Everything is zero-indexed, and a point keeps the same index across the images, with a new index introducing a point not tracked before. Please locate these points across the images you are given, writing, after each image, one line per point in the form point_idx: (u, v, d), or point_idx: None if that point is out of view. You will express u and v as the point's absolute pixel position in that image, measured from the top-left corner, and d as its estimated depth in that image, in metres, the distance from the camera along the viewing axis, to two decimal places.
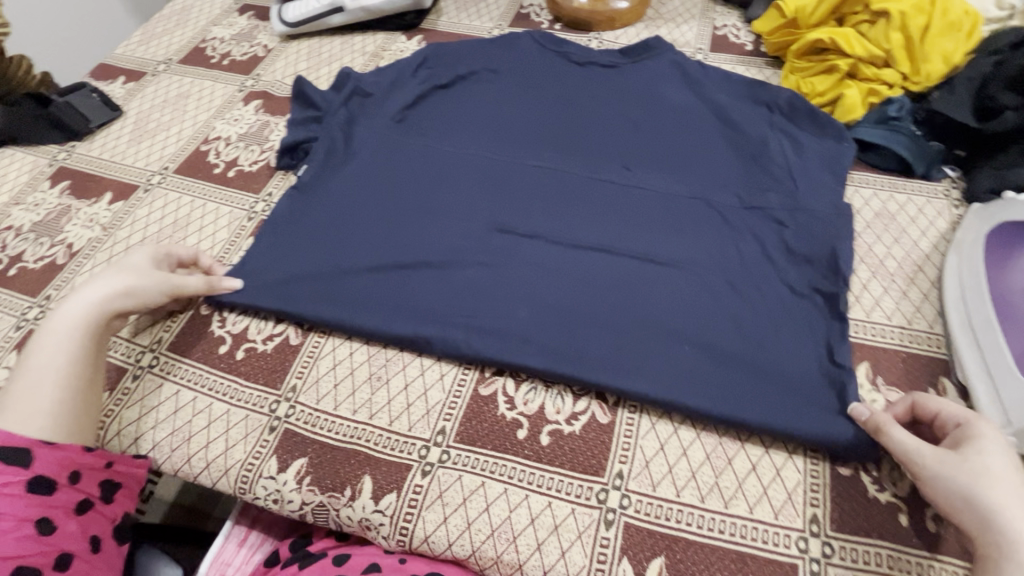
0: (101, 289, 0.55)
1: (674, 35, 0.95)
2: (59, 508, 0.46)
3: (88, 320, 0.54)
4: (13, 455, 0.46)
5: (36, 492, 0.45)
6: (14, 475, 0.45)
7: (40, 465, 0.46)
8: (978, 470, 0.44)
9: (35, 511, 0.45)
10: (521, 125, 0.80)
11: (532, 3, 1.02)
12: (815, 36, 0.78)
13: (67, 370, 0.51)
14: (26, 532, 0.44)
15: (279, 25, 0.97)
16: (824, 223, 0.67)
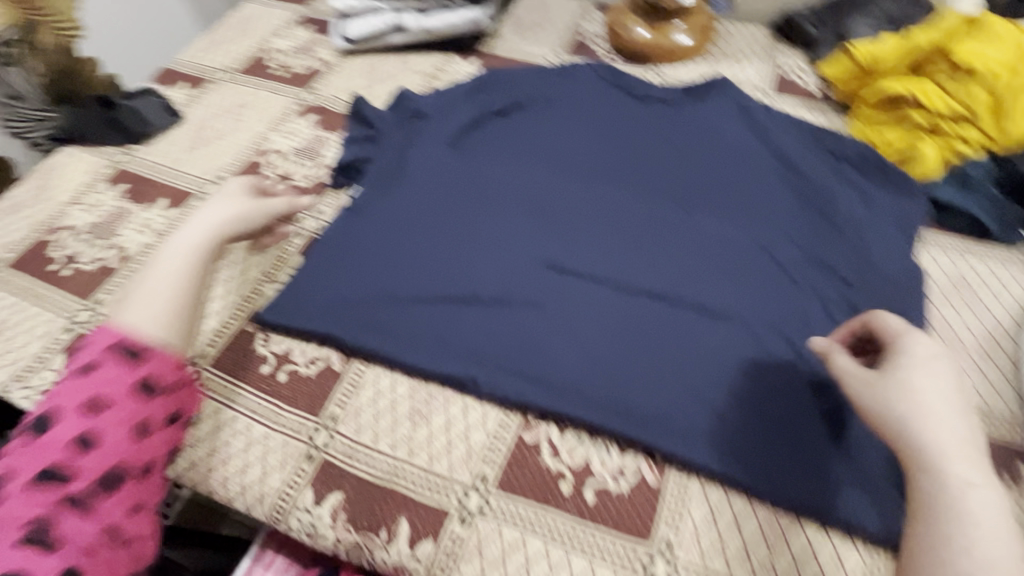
0: (206, 217, 0.61)
1: (736, 73, 0.93)
2: (152, 417, 0.51)
3: (199, 240, 0.59)
4: (130, 354, 0.51)
5: (141, 396, 0.50)
6: (125, 374, 0.50)
7: (151, 370, 0.51)
8: (936, 428, 0.42)
9: (134, 413, 0.50)
10: (576, 158, 0.79)
11: (592, 33, 1.02)
12: (891, 87, 0.74)
13: (179, 281, 0.56)
14: (121, 432, 0.49)
15: (340, 41, 0.98)
16: (892, 289, 0.64)
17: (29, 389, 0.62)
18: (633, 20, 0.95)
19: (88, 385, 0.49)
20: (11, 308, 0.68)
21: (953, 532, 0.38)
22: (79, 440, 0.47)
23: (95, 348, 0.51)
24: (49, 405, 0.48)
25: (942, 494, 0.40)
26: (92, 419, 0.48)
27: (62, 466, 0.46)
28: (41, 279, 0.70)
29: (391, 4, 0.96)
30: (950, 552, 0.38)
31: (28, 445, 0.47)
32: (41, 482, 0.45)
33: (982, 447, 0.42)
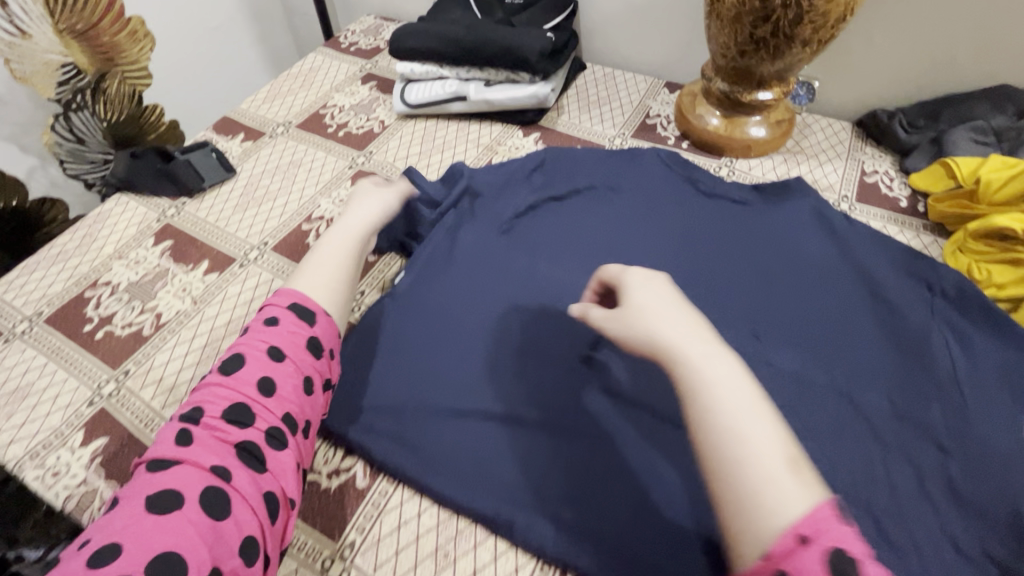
0: (365, 208, 0.70)
1: (816, 174, 0.86)
2: (316, 379, 0.55)
3: (356, 227, 0.68)
4: (305, 315, 0.57)
5: (312, 354, 0.55)
6: (302, 331, 0.56)
7: (319, 332, 0.57)
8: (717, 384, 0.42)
9: (304, 369, 0.54)
10: (636, 260, 0.74)
11: (660, 113, 0.97)
12: (999, 220, 0.66)
13: (345, 258, 0.65)
14: (295, 383, 0.53)
15: (399, 104, 0.96)
16: (996, 463, 0.56)
17: (42, 469, 0.58)
18: (706, 108, 0.90)
19: (269, 338, 0.54)
20: (38, 370, 0.66)
21: (707, 402, 0.41)
22: (261, 384, 0.51)
23: (277, 307, 0.57)
24: (234, 353, 0.53)
25: (687, 377, 0.43)
26: (272, 366, 0.52)
27: (246, 407, 0.50)
28: (74, 340, 0.69)
29: (453, 70, 0.93)
30: (712, 426, 0.40)
31: (216, 389, 0.51)
32: (227, 421, 0.49)
33: (697, 317, 0.47)
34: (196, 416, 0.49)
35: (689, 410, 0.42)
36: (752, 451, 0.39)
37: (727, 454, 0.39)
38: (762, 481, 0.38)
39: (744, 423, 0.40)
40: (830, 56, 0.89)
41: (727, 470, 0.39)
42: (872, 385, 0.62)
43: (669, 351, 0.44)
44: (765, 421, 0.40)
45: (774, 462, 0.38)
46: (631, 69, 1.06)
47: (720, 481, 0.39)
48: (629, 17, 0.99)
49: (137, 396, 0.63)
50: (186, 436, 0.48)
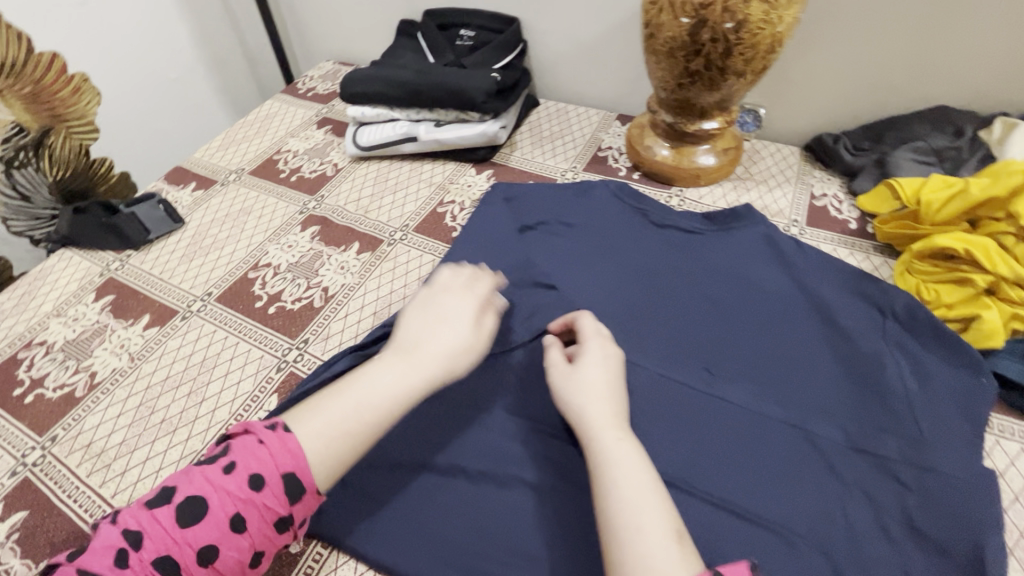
0: (419, 357, 0.56)
1: (765, 200, 0.86)
2: (267, 552, 0.47)
3: (408, 380, 0.54)
4: (291, 490, 0.47)
5: (274, 529, 0.47)
6: (276, 507, 0.46)
7: (297, 511, 0.48)
8: (625, 461, 0.50)
9: (257, 543, 0.46)
10: (586, 295, 0.73)
11: (611, 146, 0.98)
12: (941, 241, 0.66)
13: (375, 421, 0.52)
14: (238, 561, 0.45)
15: (351, 147, 0.96)
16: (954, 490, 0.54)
17: None
18: (654, 139, 0.90)
19: (243, 498, 0.46)
20: None
21: (612, 478, 0.48)
22: (206, 552, 0.44)
23: (268, 458, 0.47)
24: (201, 495, 0.45)
25: (599, 452, 0.51)
26: (226, 537, 0.45)
27: (180, 563, 0.43)
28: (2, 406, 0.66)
29: (404, 112, 0.94)
30: (614, 494, 0.47)
31: (166, 524, 0.44)
32: (154, 575, 0.43)
33: (621, 408, 0.56)
34: (134, 544, 0.43)
35: (595, 481, 0.50)
36: (640, 524, 0.45)
37: (618, 521, 0.45)
38: (645, 550, 0.43)
39: (640, 499, 0.46)
40: (773, 86, 0.91)
41: (621, 532, 0.45)
42: (826, 415, 0.60)
43: (592, 433, 0.53)
44: (658, 501, 0.47)
45: (657, 537, 0.44)
46: (584, 103, 1.08)
47: (612, 543, 0.45)
48: (576, 54, 1.01)
49: (63, 463, 0.61)
50: (118, 559, 0.43)
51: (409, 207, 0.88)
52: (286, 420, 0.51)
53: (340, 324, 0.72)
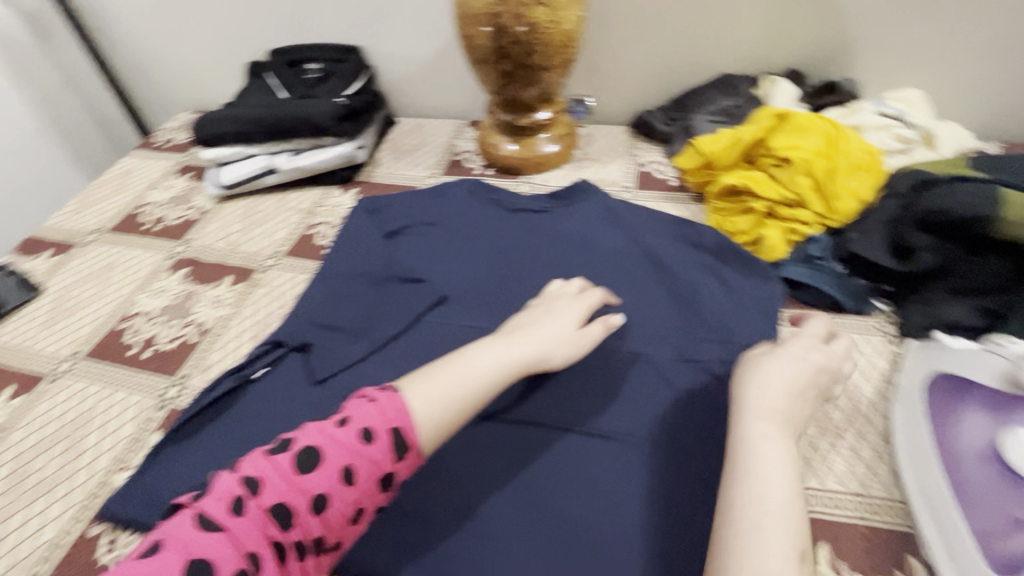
0: (539, 336, 0.59)
1: (602, 174, 0.98)
2: (369, 509, 0.48)
3: (520, 358, 0.57)
4: (399, 447, 0.49)
5: (379, 487, 0.48)
6: (383, 462, 0.48)
7: (401, 468, 0.49)
8: (771, 463, 0.47)
9: (352, 503, 0.47)
10: (453, 283, 0.80)
11: (466, 149, 1.06)
12: (726, 181, 0.80)
13: (471, 395, 0.53)
14: (343, 514, 0.47)
15: (214, 188, 0.98)
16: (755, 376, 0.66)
17: None
18: (498, 137, 1.00)
19: (352, 449, 0.48)
20: None
21: (759, 470, 0.47)
22: (317, 501, 0.46)
23: (378, 415, 0.49)
24: (318, 446, 0.47)
25: (746, 439, 0.49)
26: (337, 488, 0.47)
27: (290, 510, 0.45)
28: None
29: (260, 146, 0.97)
30: (740, 490, 0.46)
31: (286, 470, 0.46)
32: (269, 520, 0.45)
33: (800, 407, 0.53)
34: (251, 492, 0.45)
35: (731, 467, 0.48)
36: (760, 527, 0.43)
37: (743, 519, 0.44)
38: (763, 555, 0.42)
39: (777, 505, 0.45)
40: (593, 76, 1.04)
41: (749, 527, 0.44)
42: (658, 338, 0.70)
43: (744, 416, 0.51)
44: (795, 517, 0.44)
45: (781, 545, 0.42)
46: (439, 115, 1.16)
47: (724, 529, 0.45)
48: (420, 73, 1.09)
49: None
50: (233, 507, 0.44)
51: (279, 234, 0.92)
52: (398, 384, 0.53)
53: (219, 353, 0.75)
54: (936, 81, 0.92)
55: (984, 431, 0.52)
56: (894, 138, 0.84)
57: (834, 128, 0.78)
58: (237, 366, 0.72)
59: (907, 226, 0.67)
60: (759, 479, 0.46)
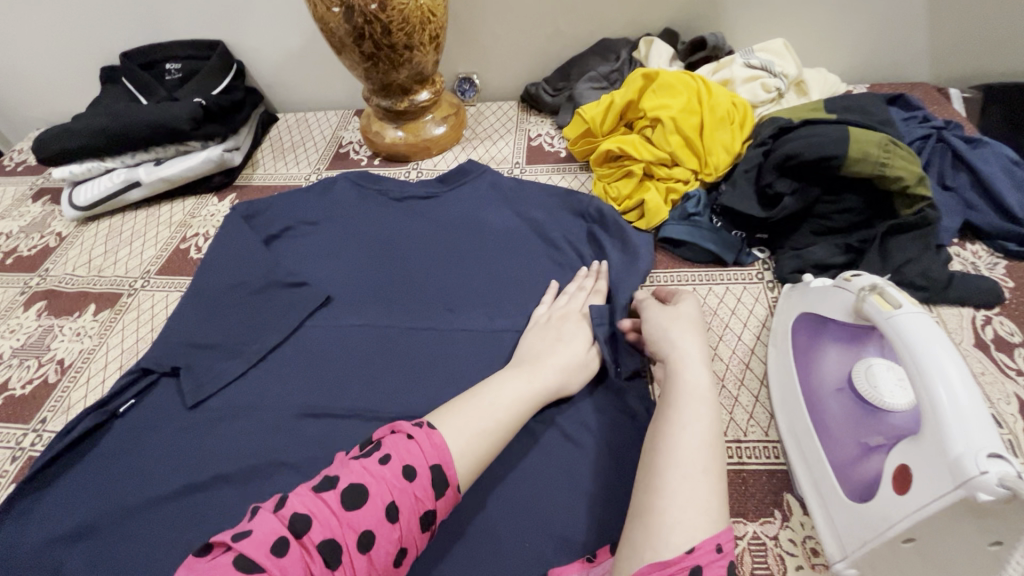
0: (559, 363, 0.61)
1: (491, 152, 0.96)
2: (410, 551, 0.46)
3: (542, 387, 0.58)
4: (438, 484, 0.48)
5: (420, 526, 0.46)
6: (424, 500, 0.47)
7: (440, 505, 0.48)
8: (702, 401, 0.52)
9: (396, 543, 0.45)
10: (338, 282, 0.77)
11: (351, 140, 1.01)
12: (604, 147, 0.80)
13: (501, 426, 0.53)
14: (387, 556, 0.44)
15: (71, 210, 0.90)
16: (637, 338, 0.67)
17: None
18: (381, 125, 0.96)
19: (397, 486, 0.46)
20: None
21: (693, 417, 0.50)
22: (363, 539, 0.43)
23: (419, 452, 0.48)
24: (362, 483, 0.45)
25: (686, 388, 0.53)
26: (381, 525, 0.44)
27: (337, 548, 0.42)
28: None
29: (116, 159, 0.90)
30: (672, 433, 0.49)
31: (333, 507, 0.44)
32: (318, 560, 0.41)
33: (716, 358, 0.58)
34: (301, 529, 0.42)
35: (667, 416, 0.51)
36: (688, 467, 0.47)
37: (678, 463, 0.47)
38: (700, 496, 0.45)
39: (706, 444, 0.49)
40: (474, 52, 1.01)
41: (686, 470, 0.47)
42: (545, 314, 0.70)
43: (678, 368, 0.55)
44: (720, 459, 0.48)
45: (715, 488, 0.46)
46: (323, 107, 1.10)
47: (654, 475, 0.48)
48: (293, 63, 1.03)
49: None
50: (277, 547, 0.41)
51: (149, 252, 0.85)
52: (430, 420, 0.52)
53: (82, 390, 0.69)
54: (800, 31, 0.95)
55: (841, 364, 0.54)
56: (763, 89, 0.85)
57: (701, 84, 0.79)
58: (98, 400, 0.66)
59: (768, 172, 0.69)
60: (690, 421, 0.50)
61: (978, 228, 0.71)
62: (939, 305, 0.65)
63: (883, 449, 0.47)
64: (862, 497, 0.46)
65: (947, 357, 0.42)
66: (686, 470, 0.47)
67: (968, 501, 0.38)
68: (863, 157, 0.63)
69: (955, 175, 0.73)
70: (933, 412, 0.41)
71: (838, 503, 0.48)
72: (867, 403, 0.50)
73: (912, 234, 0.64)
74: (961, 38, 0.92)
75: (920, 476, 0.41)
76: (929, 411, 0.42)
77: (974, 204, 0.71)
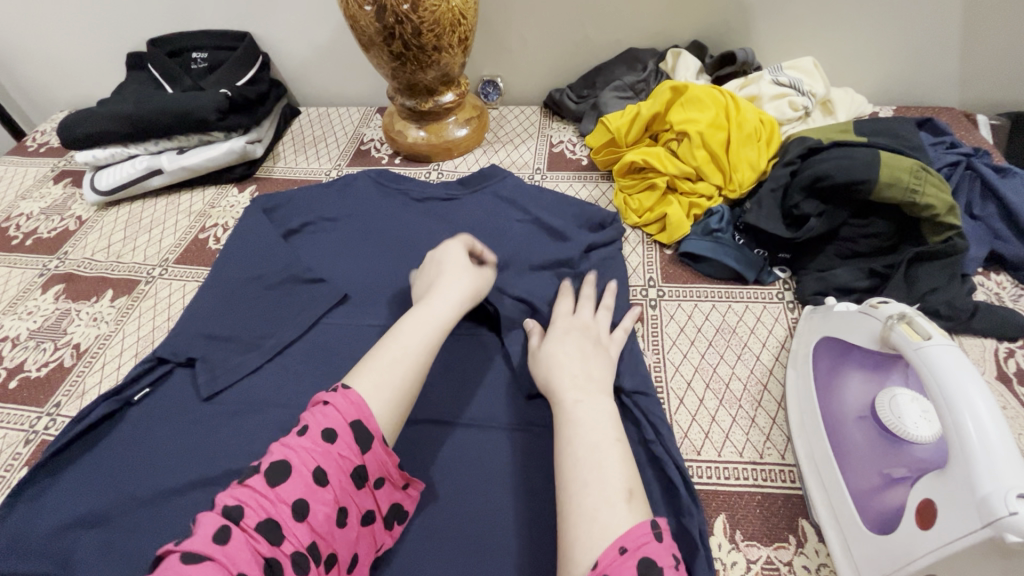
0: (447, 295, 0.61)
1: (512, 156, 0.96)
2: (352, 509, 0.46)
3: (439, 319, 0.59)
4: (363, 438, 0.46)
5: (353, 483, 0.46)
6: (350, 455, 0.46)
7: (369, 460, 0.47)
8: (582, 418, 0.51)
9: (333, 506, 0.44)
10: (356, 279, 0.77)
11: (373, 138, 1.01)
12: (628, 159, 0.79)
13: None
14: (329, 515, 0.44)
15: (91, 194, 0.90)
16: (649, 352, 0.67)
17: None
18: (404, 124, 0.96)
19: (319, 451, 0.44)
20: None
21: (574, 433, 0.50)
22: (300, 507, 0.42)
23: (336, 415, 0.46)
24: (283, 458, 0.44)
25: (564, 412, 0.52)
26: (313, 491, 0.43)
27: (276, 528, 0.41)
28: None
29: (140, 146, 0.90)
30: (569, 452, 0.49)
31: (262, 489, 0.42)
32: (261, 540, 0.40)
33: (597, 373, 0.56)
34: (236, 518, 0.41)
35: (556, 442, 0.51)
36: (588, 480, 0.46)
37: (575, 475, 0.47)
38: (589, 506, 0.44)
39: (598, 454, 0.48)
40: (500, 56, 1.01)
41: (571, 489, 0.46)
42: None
43: (555, 396, 0.54)
44: (616, 462, 0.47)
45: (609, 490, 0.45)
46: (346, 102, 1.10)
47: (564, 497, 0.46)
48: (319, 58, 1.03)
49: None
50: (218, 538, 0.39)
51: (167, 241, 0.85)
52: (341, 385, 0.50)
53: (97, 376, 0.69)
54: (829, 48, 0.94)
55: (866, 391, 0.54)
56: (791, 106, 0.85)
57: (729, 100, 0.79)
58: (112, 388, 0.66)
59: (796, 192, 0.69)
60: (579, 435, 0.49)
61: (1004, 258, 0.70)
62: (961, 335, 0.65)
63: (908, 481, 0.47)
64: (884, 529, 0.46)
65: (975, 390, 0.42)
66: (586, 483, 0.46)
67: (996, 542, 0.37)
68: (895, 182, 0.63)
69: (984, 205, 0.72)
70: (961, 445, 0.41)
71: (858, 532, 0.48)
72: (891, 433, 0.49)
73: (941, 262, 0.64)
74: (993, 67, 0.91)
75: (945, 512, 0.41)
76: (957, 444, 0.41)
77: (1001, 235, 0.70)
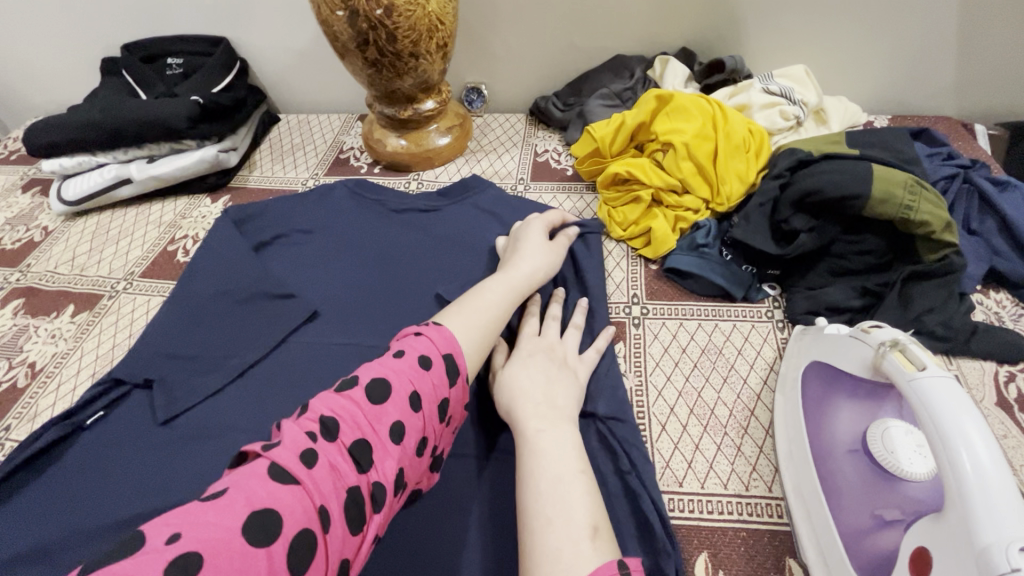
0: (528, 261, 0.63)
1: (496, 165, 0.93)
2: (432, 442, 0.46)
3: (513, 288, 0.60)
4: (451, 370, 0.49)
5: (439, 415, 0.47)
6: (439, 385, 0.47)
7: (454, 394, 0.48)
8: (543, 449, 0.47)
9: (418, 432, 0.44)
10: (328, 294, 0.73)
11: (353, 146, 0.98)
12: (611, 170, 0.76)
13: None
14: (415, 443, 0.44)
15: (58, 204, 0.87)
16: (631, 375, 0.63)
17: None
18: (384, 132, 0.93)
19: (415, 375, 0.46)
20: None
21: (535, 464, 0.46)
22: (394, 428, 0.43)
23: (430, 344, 0.49)
24: (380, 377, 0.45)
25: (526, 440, 0.48)
26: (408, 415, 0.44)
27: (367, 445, 0.41)
28: None
29: (108, 155, 0.87)
30: (531, 486, 0.45)
31: (357, 404, 0.43)
32: (351, 456, 0.40)
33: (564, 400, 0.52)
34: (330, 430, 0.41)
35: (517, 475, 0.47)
36: (550, 518, 0.42)
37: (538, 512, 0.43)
38: (553, 547, 0.40)
39: (561, 490, 0.44)
40: (485, 64, 0.98)
41: (533, 526, 0.42)
42: None
43: (516, 424, 0.51)
44: (579, 497, 0.44)
45: (572, 530, 0.41)
46: (327, 110, 1.07)
47: (526, 535, 0.43)
48: (299, 65, 1.00)
49: None
50: (310, 448, 0.39)
51: (134, 253, 0.82)
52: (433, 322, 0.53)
53: (51, 398, 0.66)
54: (822, 56, 0.91)
55: (857, 422, 0.50)
56: (782, 116, 0.82)
57: (716, 109, 0.76)
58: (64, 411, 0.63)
59: (785, 207, 0.66)
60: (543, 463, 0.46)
61: (1005, 276, 0.67)
62: (959, 357, 0.61)
63: (901, 525, 0.44)
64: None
65: (972, 427, 0.38)
66: (548, 521, 0.42)
67: None
68: (888, 198, 0.60)
69: (982, 220, 0.69)
70: (959, 489, 0.37)
71: None
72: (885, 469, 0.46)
73: (938, 281, 0.60)
74: (990, 76, 0.89)
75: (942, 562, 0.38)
76: (955, 489, 0.37)
77: (1000, 251, 0.67)
